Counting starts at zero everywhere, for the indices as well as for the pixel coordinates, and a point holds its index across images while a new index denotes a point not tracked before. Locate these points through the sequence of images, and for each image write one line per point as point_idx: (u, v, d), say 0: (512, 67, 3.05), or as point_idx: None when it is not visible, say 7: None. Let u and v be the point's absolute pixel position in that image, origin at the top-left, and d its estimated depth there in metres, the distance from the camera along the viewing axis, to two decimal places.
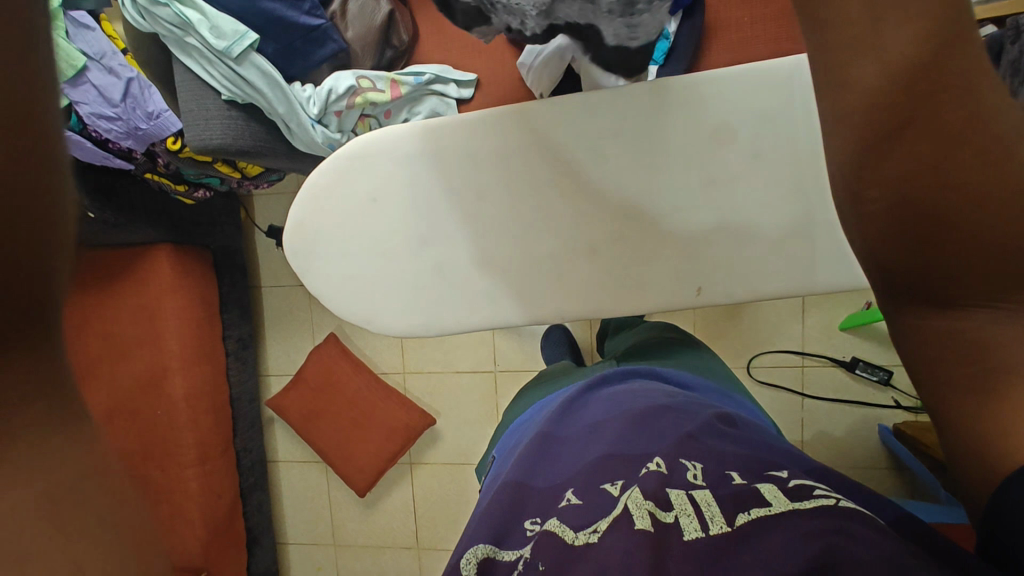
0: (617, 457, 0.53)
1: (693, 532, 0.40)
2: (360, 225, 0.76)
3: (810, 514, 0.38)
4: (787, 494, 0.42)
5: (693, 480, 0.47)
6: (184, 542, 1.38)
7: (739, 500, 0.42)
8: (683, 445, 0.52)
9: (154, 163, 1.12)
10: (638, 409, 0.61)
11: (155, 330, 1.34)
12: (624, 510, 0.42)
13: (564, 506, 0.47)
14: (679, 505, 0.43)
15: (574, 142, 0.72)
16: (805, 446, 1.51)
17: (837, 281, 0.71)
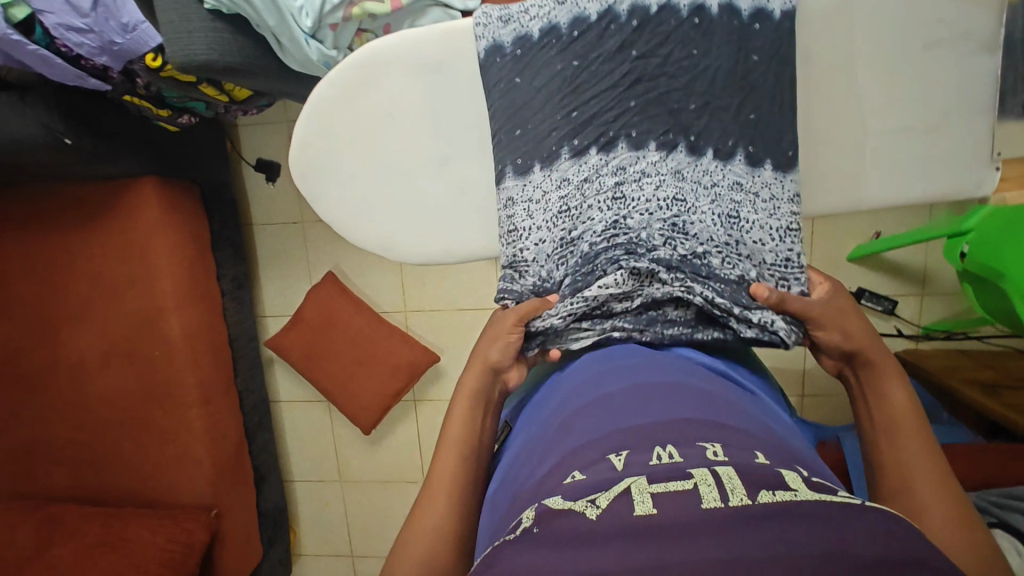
0: (624, 429, 0.43)
1: (712, 503, 0.33)
2: (367, 144, 0.71)
3: (841, 511, 0.32)
4: (813, 483, 0.36)
5: (714, 455, 0.38)
6: (192, 480, 1.37)
7: (756, 475, 0.36)
8: (698, 425, 0.42)
9: (132, 83, 1.02)
10: (652, 375, 0.49)
11: (145, 267, 1.28)
12: (627, 491, 0.35)
13: (567, 485, 0.38)
14: (699, 472, 0.36)
15: (586, 69, 0.65)
16: (807, 376, 1.53)
17: (880, 196, 0.68)
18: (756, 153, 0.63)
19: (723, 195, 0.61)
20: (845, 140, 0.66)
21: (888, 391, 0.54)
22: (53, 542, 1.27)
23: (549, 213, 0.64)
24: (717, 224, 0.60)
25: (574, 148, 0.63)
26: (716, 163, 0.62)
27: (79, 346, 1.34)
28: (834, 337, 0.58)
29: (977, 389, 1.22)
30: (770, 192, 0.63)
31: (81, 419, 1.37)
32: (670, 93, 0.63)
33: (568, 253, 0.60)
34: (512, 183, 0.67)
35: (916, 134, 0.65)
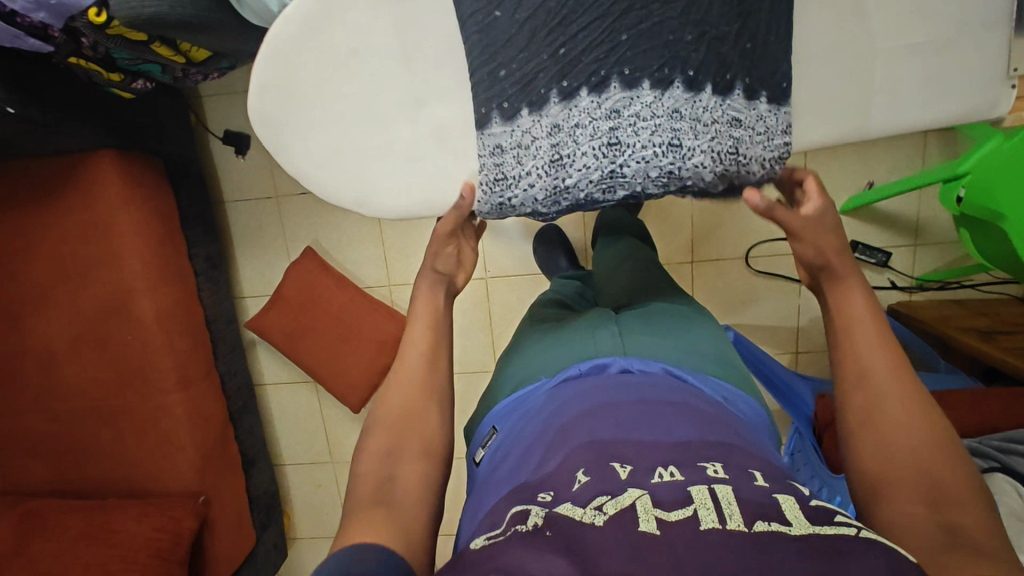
0: (632, 445, 0.52)
1: (710, 523, 0.40)
2: (336, 86, 0.65)
3: (834, 542, 0.37)
4: (807, 513, 0.41)
5: (714, 476, 0.46)
6: (177, 468, 1.32)
7: (758, 508, 0.41)
8: (698, 449, 0.51)
9: (77, 43, 0.94)
10: (654, 402, 0.59)
11: (111, 248, 1.20)
12: (633, 505, 0.43)
13: (575, 488, 0.47)
14: (699, 499, 0.42)
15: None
16: (801, 333, 1.51)
17: (886, 122, 0.63)
18: (754, 84, 0.61)
19: (721, 132, 0.61)
20: (848, 61, 0.61)
21: (850, 303, 0.58)
22: (33, 538, 1.21)
23: (539, 159, 0.64)
24: (714, 163, 0.61)
25: (563, 91, 0.61)
26: (714, 100, 0.60)
27: (46, 334, 1.27)
28: (808, 252, 0.60)
29: (971, 335, 1.21)
30: (767, 126, 0.62)
31: (55, 410, 1.31)
32: (663, 23, 0.59)
33: (563, 198, 0.65)
34: (498, 129, 0.65)
35: (927, 52, 0.60)
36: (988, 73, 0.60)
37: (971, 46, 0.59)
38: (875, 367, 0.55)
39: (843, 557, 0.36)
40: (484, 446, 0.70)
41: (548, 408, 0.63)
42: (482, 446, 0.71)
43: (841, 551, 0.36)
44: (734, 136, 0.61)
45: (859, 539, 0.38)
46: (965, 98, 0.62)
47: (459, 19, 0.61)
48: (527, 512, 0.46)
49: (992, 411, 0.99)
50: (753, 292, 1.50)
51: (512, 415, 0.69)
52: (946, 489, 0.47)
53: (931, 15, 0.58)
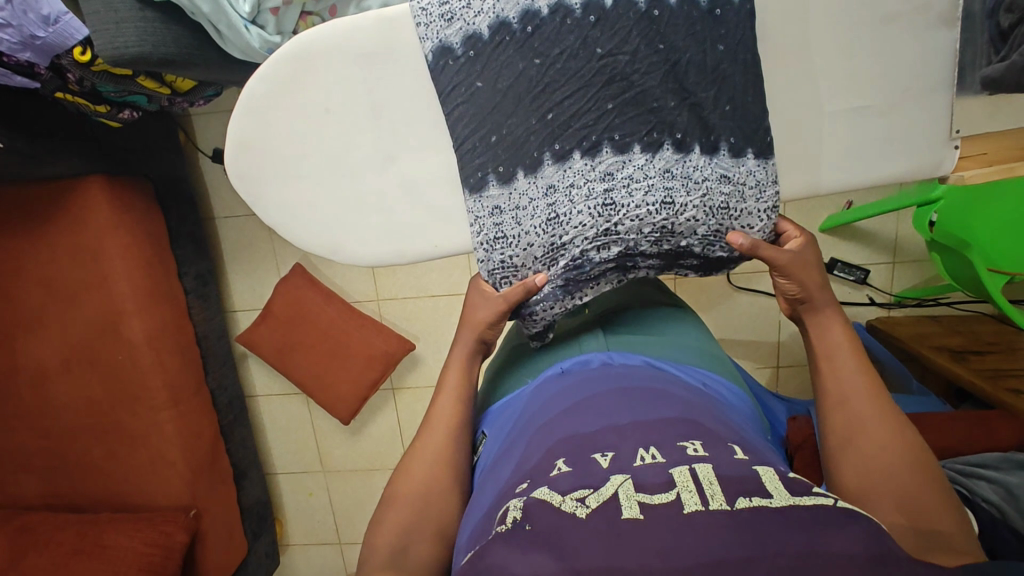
0: (612, 432, 0.55)
1: (694, 506, 0.43)
2: (308, 140, 0.68)
3: (809, 514, 0.40)
4: (787, 486, 0.45)
5: (694, 454, 0.49)
6: (168, 483, 1.35)
7: (740, 485, 0.44)
8: (674, 428, 0.54)
9: (63, 79, 0.96)
10: (634, 390, 0.62)
11: (101, 271, 1.23)
12: (615, 495, 0.45)
13: (556, 474, 0.50)
14: (681, 482, 0.45)
15: (550, 69, 0.63)
16: (782, 347, 1.54)
17: (836, 180, 0.66)
18: (739, 143, 0.62)
19: (711, 190, 0.62)
20: (800, 124, 0.64)
21: (829, 328, 0.61)
22: (27, 552, 1.24)
23: (536, 218, 0.65)
24: (705, 217, 0.62)
25: (556, 154, 0.64)
26: (702, 159, 0.62)
27: (38, 353, 1.29)
28: (793, 289, 0.62)
29: (943, 354, 1.24)
30: (763, 184, 0.63)
31: (48, 426, 1.34)
32: (646, 92, 0.62)
33: (560, 256, 0.65)
34: (495, 192, 0.66)
35: (872, 114, 0.63)
36: (934, 135, 0.64)
37: (916, 109, 0.63)
38: (854, 392, 0.56)
39: (822, 528, 0.39)
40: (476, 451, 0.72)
41: (538, 402, 0.67)
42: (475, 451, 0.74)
43: (818, 521, 0.40)
44: (725, 192, 0.62)
45: (836, 510, 0.41)
46: (911, 158, 0.65)
47: (440, 94, 0.65)
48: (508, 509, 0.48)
49: (958, 434, 1.02)
50: (735, 309, 1.53)
51: (499, 419, 0.73)
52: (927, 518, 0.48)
53: (876, 80, 0.62)
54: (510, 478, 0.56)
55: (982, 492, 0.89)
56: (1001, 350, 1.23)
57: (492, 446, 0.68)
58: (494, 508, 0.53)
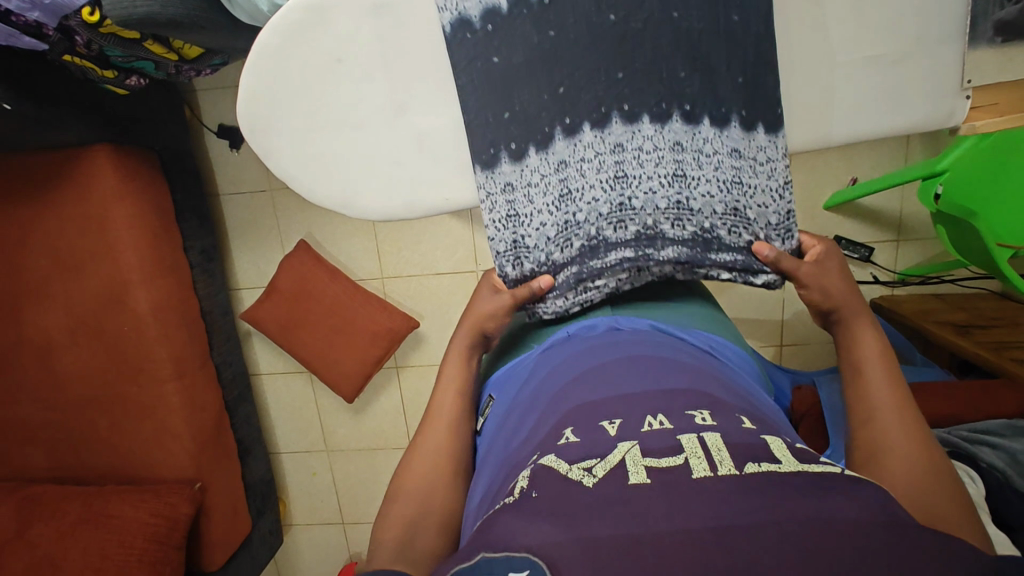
0: (618, 401, 0.54)
1: (702, 471, 0.41)
2: (320, 95, 0.68)
3: (819, 480, 0.39)
4: (795, 455, 0.44)
5: (702, 424, 0.48)
6: (173, 456, 1.36)
7: (748, 452, 0.43)
8: (684, 398, 0.53)
9: (71, 42, 0.96)
10: (642, 357, 0.62)
11: (107, 242, 1.23)
12: (622, 462, 0.44)
13: (563, 442, 0.49)
14: (690, 448, 0.44)
15: (565, 41, 0.63)
16: (786, 326, 1.54)
17: (847, 132, 0.66)
18: (750, 116, 0.63)
19: (723, 162, 0.63)
20: (812, 75, 0.64)
21: (860, 333, 0.63)
22: (32, 521, 1.25)
23: (548, 195, 0.66)
24: (720, 192, 0.63)
25: (567, 127, 0.65)
26: (712, 131, 0.63)
27: (44, 324, 1.29)
28: (816, 296, 0.67)
29: (947, 329, 1.24)
30: (773, 155, 0.64)
31: (53, 398, 1.34)
32: (658, 62, 0.63)
33: (575, 235, 0.65)
34: (507, 168, 0.68)
35: (884, 63, 0.63)
36: (943, 88, 0.64)
37: (927, 61, 0.63)
38: (875, 386, 0.58)
39: (829, 493, 0.38)
40: (483, 415, 0.71)
41: (545, 372, 0.66)
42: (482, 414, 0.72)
43: (825, 487, 0.39)
44: (736, 165, 0.63)
45: (844, 478, 0.40)
46: (923, 108, 0.65)
47: (453, 65, 0.66)
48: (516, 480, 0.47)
49: (960, 402, 1.02)
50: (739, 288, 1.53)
51: (509, 381, 0.72)
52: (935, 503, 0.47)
53: (889, 30, 0.62)
54: (520, 450, 0.55)
55: (985, 456, 0.89)
56: (1005, 325, 1.23)
57: (498, 411, 0.68)
58: (507, 475, 0.53)
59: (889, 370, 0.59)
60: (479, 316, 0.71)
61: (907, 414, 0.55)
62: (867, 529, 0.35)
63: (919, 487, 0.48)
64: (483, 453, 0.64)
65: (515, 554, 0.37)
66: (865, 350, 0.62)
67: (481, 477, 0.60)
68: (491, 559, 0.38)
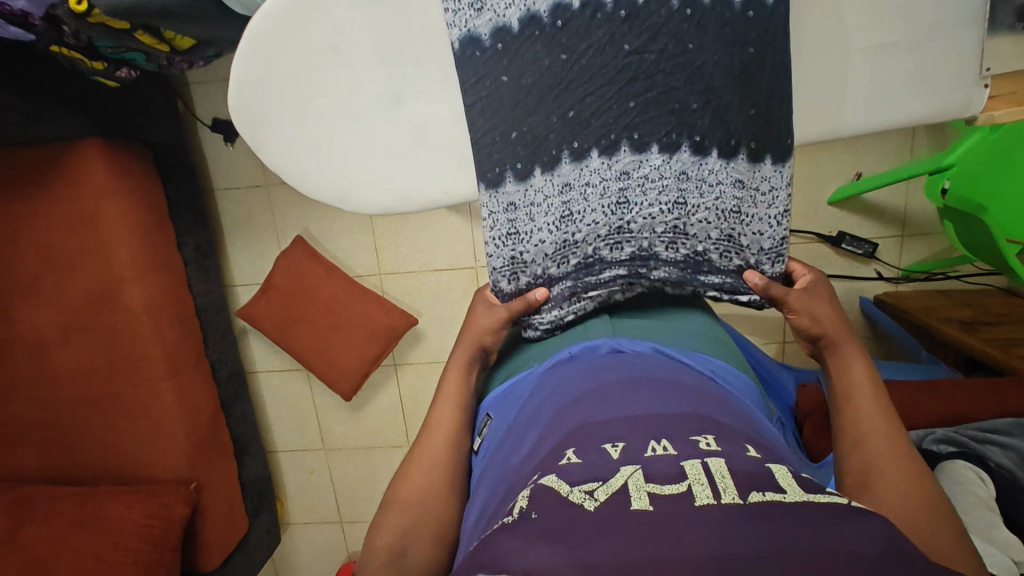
0: (620, 421, 0.51)
1: (705, 499, 0.39)
2: (316, 84, 0.66)
3: (825, 511, 0.37)
4: (802, 483, 0.41)
5: (707, 450, 0.46)
6: (167, 456, 1.34)
7: (753, 480, 0.41)
8: (689, 422, 0.51)
9: (59, 32, 0.93)
10: (648, 379, 0.59)
11: (99, 238, 1.21)
12: (624, 486, 0.42)
13: (565, 463, 0.47)
14: (693, 474, 0.42)
15: (574, 64, 0.62)
16: (789, 323, 1.53)
17: (860, 122, 0.64)
18: (760, 149, 0.62)
19: (725, 193, 0.64)
20: (825, 64, 0.62)
21: (849, 358, 0.64)
22: (25, 523, 1.23)
23: (549, 214, 0.65)
24: (717, 220, 0.64)
25: (574, 151, 0.64)
26: (719, 163, 0.63)
27: (36, 323, 1.27)
28: (803, 322, 0.65)
29: (953, 326, 1.22)
30: (777, 187, 0.63)
31: (45, 398, 1.32)
32: (671, 93, 0.61)
33: (572, 253, 0.66)
34: (512, 188, 0.65)
35: (900, 51, 0.61)
36: (962, 73, 0.62)
37: (945, 45, 0.61)
38: (866, 412, 0.58)
39: (836, 526, 0.36)
40: (481, 434, 0.68)
41: (545, 389, 0.63)
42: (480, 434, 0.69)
43: (833, 520, 0.36)
44: (736, 196, 0.64)
45: (852, 508, 0.38)
46: (940, 97, 0.63)
47: (464, 85, 0.64)
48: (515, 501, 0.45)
49: (966, 400, 1.01)
50: None
51: (506, 402, 0.68)
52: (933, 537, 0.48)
53: (906, 15, 0.60)
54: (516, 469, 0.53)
55: (995, 456, 0.89)
56: (1011, 321, 1.21)
57: (497, 429, 0.65)
58: (505, 499, 0.50)
59: (879, 394, 0.60)
60: (479, 332, 0.69)
61: (897, 440, 0.56)
62: (878, 563, 0.34)
63: (914, 523, 0.49)
64: (478, 475, 0.62)
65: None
66: (854, 374, 0.62)
67: (480, 497, 0.58)
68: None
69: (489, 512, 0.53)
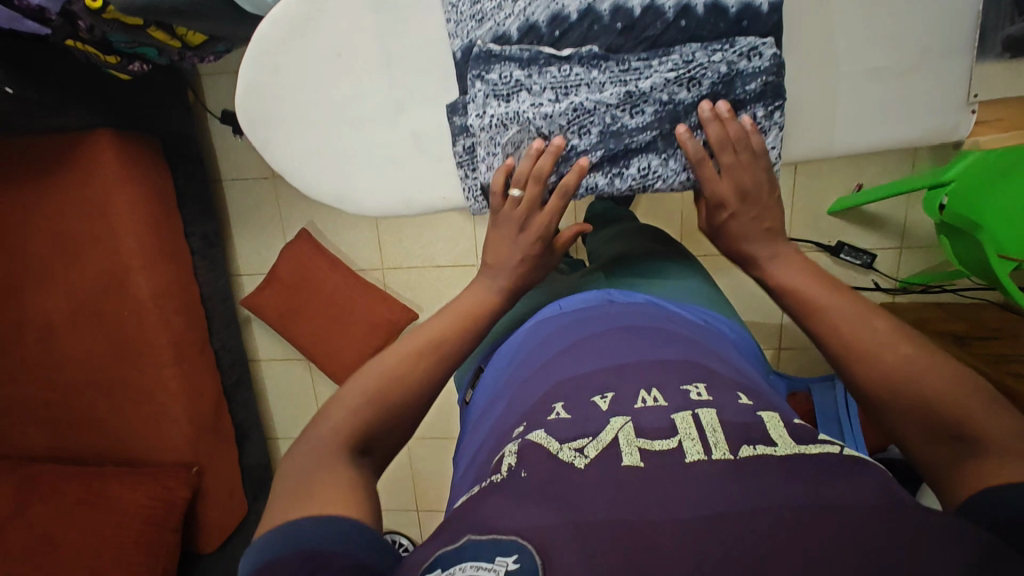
0: (612, 373, 0.56)
1: (696, 455, 0.42)
2: (319, 87, 0.68)
3: (816, 463, 0.40)
4: (792, 435, 0.44)
5: (697, 399, 0.49)
6: (170, 438, 1.37)
7: (745, 433, 0.44)
8: (680, 372, 0.54)
9: (74, 26, 0.95)
10: (633, 329, 0.64)
11: (109, 225, 1.24)
12: (615, 441, 0.44)
13: (554, 419, 0.50)
14: (684, 430, 0.44)
15: (569, 65, 0.63)
16: (785, 329, 1.54)
17: (848, 143, 0.66)
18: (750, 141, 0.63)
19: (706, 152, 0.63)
20: (817, 84, 0.64)
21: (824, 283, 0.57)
22: (31, 500, 1.27)
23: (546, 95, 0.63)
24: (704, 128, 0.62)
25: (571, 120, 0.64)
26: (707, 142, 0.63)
27: (43, 305, 1.30)
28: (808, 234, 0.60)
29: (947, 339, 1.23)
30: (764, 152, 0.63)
31: (53, 379, 1.35)
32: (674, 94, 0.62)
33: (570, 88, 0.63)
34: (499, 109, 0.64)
35: (890, 75, 0.63)
36: (955, 96, 0.64)
37: (936, 65, 0.63)
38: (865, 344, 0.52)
39: (827, 478, 0.38)
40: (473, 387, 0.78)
41: (540, 337, 0.70)
42: (472, 386, 0.80)
43: (825, 471, 0.39)
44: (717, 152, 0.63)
45: (843, 459, 0.41)
46: (933, 119, 0.65)
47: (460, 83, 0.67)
48: (503, 455, 0.48)
49: None
50: (740, 289, 1.53)
51: (502, 354, 0.76)
52: (949, 414, 0.46)
53: (899, 40, 0.62)
54: (505, 423, 0.56)
55: None
56: (1006, 336, 1.22)
57: (494, 377, 0.73)
58: (492, 443, 0.55)
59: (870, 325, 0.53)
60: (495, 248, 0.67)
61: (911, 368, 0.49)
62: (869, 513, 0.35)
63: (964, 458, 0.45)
64: (476, 417, 0.68)
65: (502, 537, 0.37)
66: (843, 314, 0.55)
67: (471, 440, 0.65)
68: (476, 542, 0.38)
69: (475, 456, 0.59)
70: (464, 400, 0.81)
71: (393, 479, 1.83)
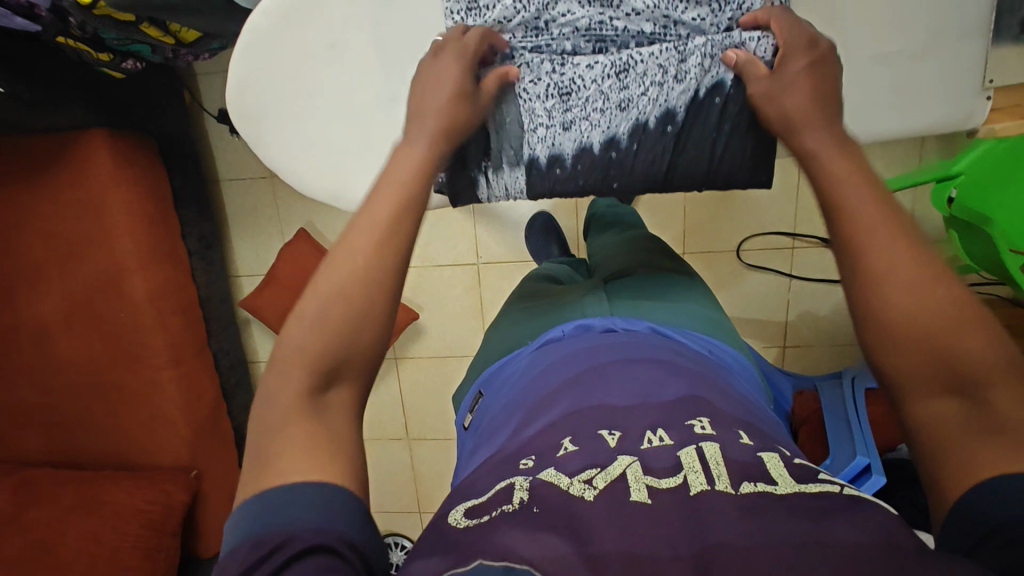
0: (618, 411, 0.53)
1: (699, 486, 0.40)
2: (313, 80, 0.67)
3: (818, 502, 0.37)
4: (791, 471, 0.42)
5: (701, 432, 0.47)
6: (167, 443, 1.36)
7: (745, 469, 0.41)
8: (684, 408, 0.52)
9: (64, 23, 0.93)
10: (639, 359, 0.62)
11: (103, 226, 1.22)
12: (623, 475, 0.42)
13: (563, 454, 0.46)
14: (687, 463, 0.42)
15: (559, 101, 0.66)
16: (791, 328, 1.52)
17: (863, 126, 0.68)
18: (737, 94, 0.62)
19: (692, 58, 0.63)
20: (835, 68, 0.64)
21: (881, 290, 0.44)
22: (28, 505, 1.25)
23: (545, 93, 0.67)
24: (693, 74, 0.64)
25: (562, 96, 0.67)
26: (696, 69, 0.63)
27: (39, 307, 1.28)
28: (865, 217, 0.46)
29: None
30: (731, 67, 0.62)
31: (50, 382, 1.34)
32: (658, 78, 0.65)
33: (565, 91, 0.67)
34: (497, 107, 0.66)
35: (903, 59, 0.64)
36: (964, 82, 0.67)
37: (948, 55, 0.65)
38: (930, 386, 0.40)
39: (828, 517, 0.36)
40: (473, 410, 0.77)
41: (544, 364, 0.67)
42: (471, 410, 0.78)
43: (824, 511, 0.37)
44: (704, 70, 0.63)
45: (843, 498, 0.38)
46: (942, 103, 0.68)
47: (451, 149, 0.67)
48: (512, 487, 0.43)
49: None
50: (745, 287, 1.50)
51: (501, 386, 0.74)
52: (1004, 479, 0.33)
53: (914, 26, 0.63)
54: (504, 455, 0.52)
55: None
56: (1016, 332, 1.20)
57: (495, 403, 0.71)
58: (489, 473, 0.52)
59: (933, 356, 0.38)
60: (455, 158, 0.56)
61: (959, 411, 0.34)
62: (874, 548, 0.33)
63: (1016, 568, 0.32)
64: (474, 448, 0.65)
65: (517, 565, 0.34)
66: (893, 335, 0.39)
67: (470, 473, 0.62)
68: (489, 566, 0.35)
69: None
70: (463, 425, 0.79)
71: (393, 481, 1.81)
